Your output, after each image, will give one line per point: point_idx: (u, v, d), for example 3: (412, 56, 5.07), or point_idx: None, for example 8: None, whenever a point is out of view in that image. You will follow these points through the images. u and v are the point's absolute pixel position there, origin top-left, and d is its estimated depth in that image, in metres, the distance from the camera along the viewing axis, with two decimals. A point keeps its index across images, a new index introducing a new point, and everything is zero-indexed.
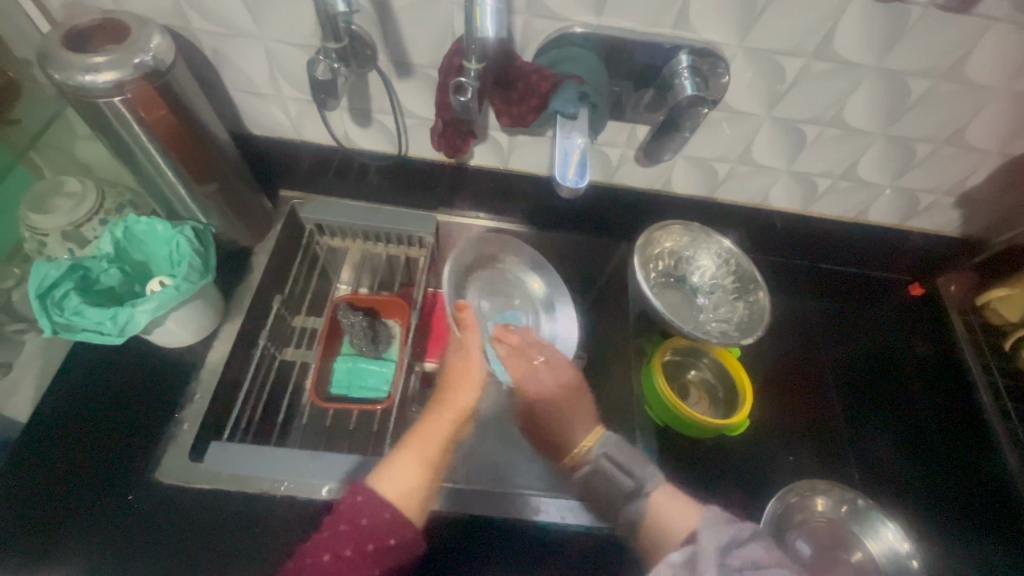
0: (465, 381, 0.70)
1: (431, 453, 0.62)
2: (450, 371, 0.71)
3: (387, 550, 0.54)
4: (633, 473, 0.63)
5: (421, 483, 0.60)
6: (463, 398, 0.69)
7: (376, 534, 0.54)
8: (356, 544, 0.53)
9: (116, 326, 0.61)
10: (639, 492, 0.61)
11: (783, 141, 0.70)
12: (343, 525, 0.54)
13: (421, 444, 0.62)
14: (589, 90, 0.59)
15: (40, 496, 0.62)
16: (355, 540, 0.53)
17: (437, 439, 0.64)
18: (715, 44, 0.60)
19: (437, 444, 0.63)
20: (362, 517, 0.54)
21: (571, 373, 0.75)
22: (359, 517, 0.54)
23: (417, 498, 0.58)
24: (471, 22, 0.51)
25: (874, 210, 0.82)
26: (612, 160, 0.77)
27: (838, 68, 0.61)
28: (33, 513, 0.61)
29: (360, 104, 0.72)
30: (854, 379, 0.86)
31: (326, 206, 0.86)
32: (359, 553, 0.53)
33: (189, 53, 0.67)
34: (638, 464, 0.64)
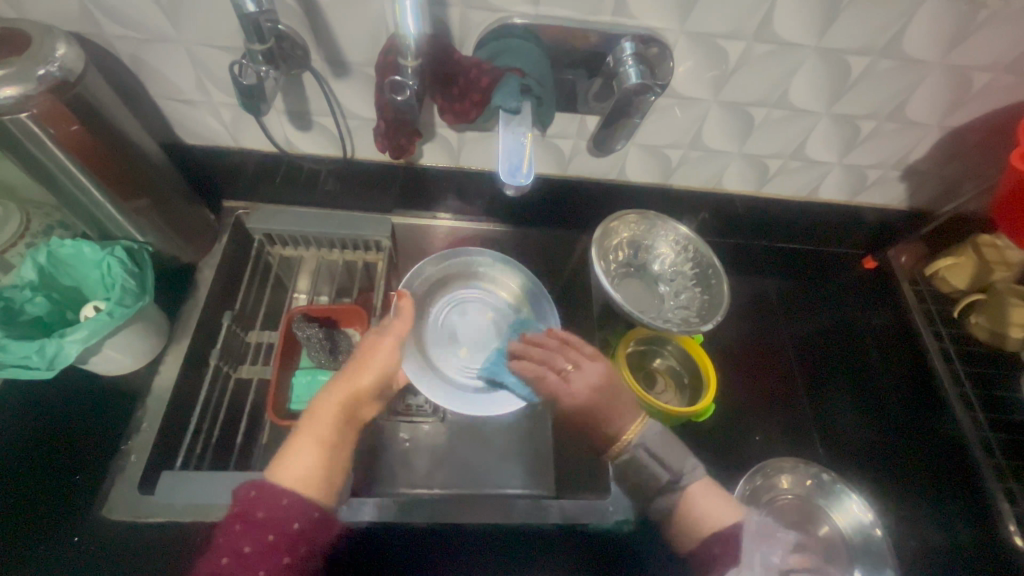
0: (372, 360, 0.61)
1: (327, 431, 0.56)
2: (360, 343, 0.63)
3: (293, 537, 0.49)
4: (668, 465, 0.62)
5: (315, 464, 0.54)
6: (368, 378, 0.59)
7: (275, 523, 0.49)
8: (261, 535, 0.48)
9: (44, 359, 0.57)
10: (674, 486, 0.62)
11: (732, 124, 0.70)
12: (236, 523, 0.48)
13: (316, 421, 0.56)
14: (531, 82, 0.56)
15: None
16: (248, 533, 0.48)
17: (331, 414, 0.57)
18: (657, 29, 0.59)
19: (329, 422, 0.56)
20: (258, 510, 0.49)
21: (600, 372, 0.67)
22: (255, 510, 0.49)
23: (320, 480, 0.53)
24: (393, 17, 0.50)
25: (825, 188, 0.83)
26: (566, 152, 0.76)
27: (780, 49, 0.61)
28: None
29: (298, 107, 0.68)
30: (813, 354, 0.88)
31: (274, 215, 0.82)
32: (257, 544, 0.48)
33: (104, 61, 0.62)
34: (676, 456, 0.63)
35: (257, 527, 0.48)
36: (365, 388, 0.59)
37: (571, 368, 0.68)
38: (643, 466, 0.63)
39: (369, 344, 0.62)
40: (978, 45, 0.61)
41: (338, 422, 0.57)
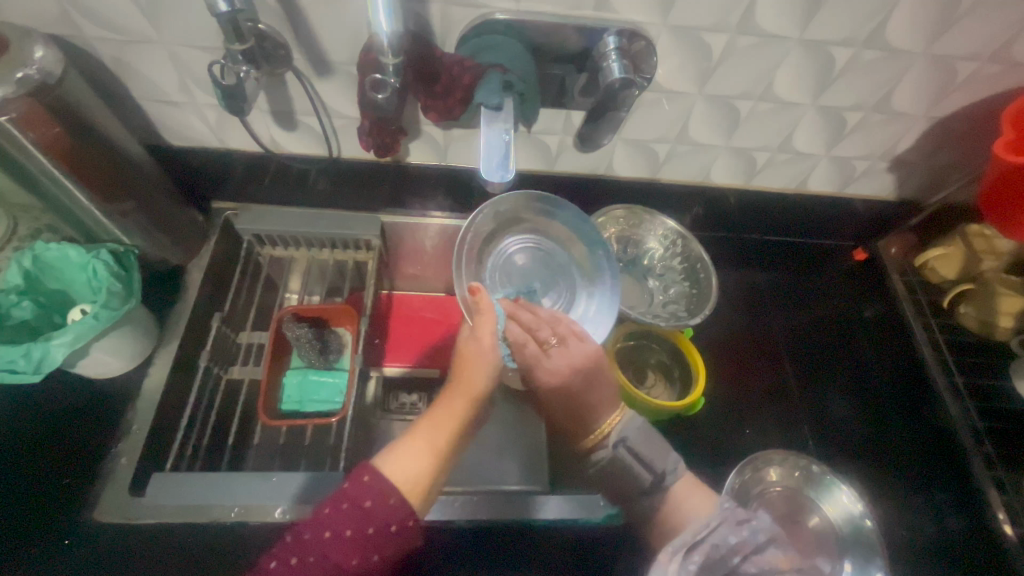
0: (475, 366, 0.58)
1: (441, 443, 0.53)
2: (460, 353, 0.61)
3: (389, 538, 0.47)
4: (653, 466, 0.62)
5: (427, 474, 0.51)
6: (477, 380, 0.58)
7: (376, 518, 0.46)
8: (355, 528, 0.46)
9: (30, 363, 0.57)
10: (658, 487, 0.61)
11: (718, 118, 0.70)
12: (343, 504, 0.46)
13: (439, 427, 0.54)
14: (513, 77, 0.56)
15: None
16: (351, 518, 0.46)
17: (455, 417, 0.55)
18: (640, 24, 0.59)
19: (446, 433, 0.54)
20: (365, 499, 0.47)
21: (587, 354, 0.65)
22: (364, 499, 0.47)
23: (426, 487, 0.51)
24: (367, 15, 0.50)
25: (813, 180, 0.83)
26: (552, 148, 0.76)
27: (764, 41, 0.60)
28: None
29: (282, 107, 0.68)
30: (805, 345, 0.87)
31: (263, 215, 0.82)
32: (360, 534, 0.46)
33: (85, 63, 0.62)
34: (658, 456, 0.62)
35: (360, 516, 0.46)
36: (478, 392, 0.57)
37: (555, 343, 0.65)
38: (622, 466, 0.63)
39: (474, 348, 0.60)
40: (962, 34, 0.61)
41: (452, 432, 0.55)
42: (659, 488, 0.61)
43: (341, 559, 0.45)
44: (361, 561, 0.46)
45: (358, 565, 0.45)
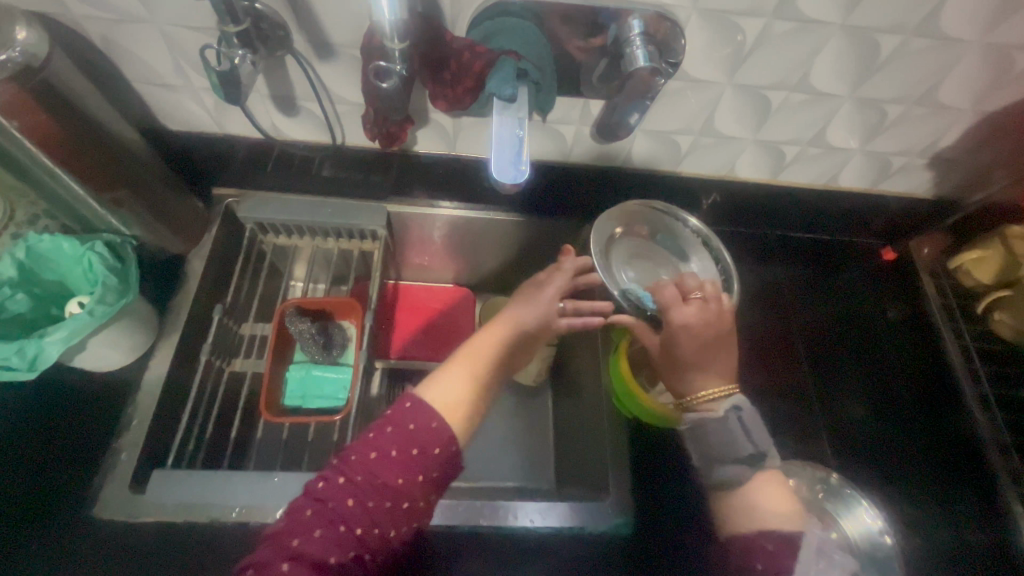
0: (524, 301, 0.63)
1: (481, 373, 0.55)
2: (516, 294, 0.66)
3: (433, 460, 0.48)
4: (754, 439, 0.55)
5: (465, 400, 0.53)
6: (526, 317, 0.61)
7: (420, 440, 0.48)
8: (401, 447, 0.47)
9: (24, 360, 0.55)
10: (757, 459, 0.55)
11: (747, 110, 0.65)
12: (388, 428, 0.48)
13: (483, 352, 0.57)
14: (528, 66, 0.52)
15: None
16: (397, 440, 0.48)
17: (489, 354, 0.57)
18: (667, 7, 0.54)
19: (485, 363, 0.56)
20: (409, 422, 0.49)
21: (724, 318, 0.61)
22: (406, 422, 0.49)
23: (462, 416, 0.52)
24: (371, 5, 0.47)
25: (844, 175, 0.78)
26: (567, 138, 0.71)
27: (802, 28, 0.55)
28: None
29: (283, 91, 0.64)
30: (826, 344, 0.84)
31: (265, 203, 0.78)
32: (403, 453, 0.47)
33: (73, 43, 0.58)
34: (759, 430, 0.56)
35: (405, 439, 0.48)
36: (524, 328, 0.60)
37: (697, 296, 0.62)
38: (725, 428, 0.56)
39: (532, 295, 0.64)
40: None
41: (491, 363, 0.57)
42: (754, 464, 0.55)
43: (389, 475, 0.46)
44: (407, 480, 0.46)
45: (405, 484, 0.46)
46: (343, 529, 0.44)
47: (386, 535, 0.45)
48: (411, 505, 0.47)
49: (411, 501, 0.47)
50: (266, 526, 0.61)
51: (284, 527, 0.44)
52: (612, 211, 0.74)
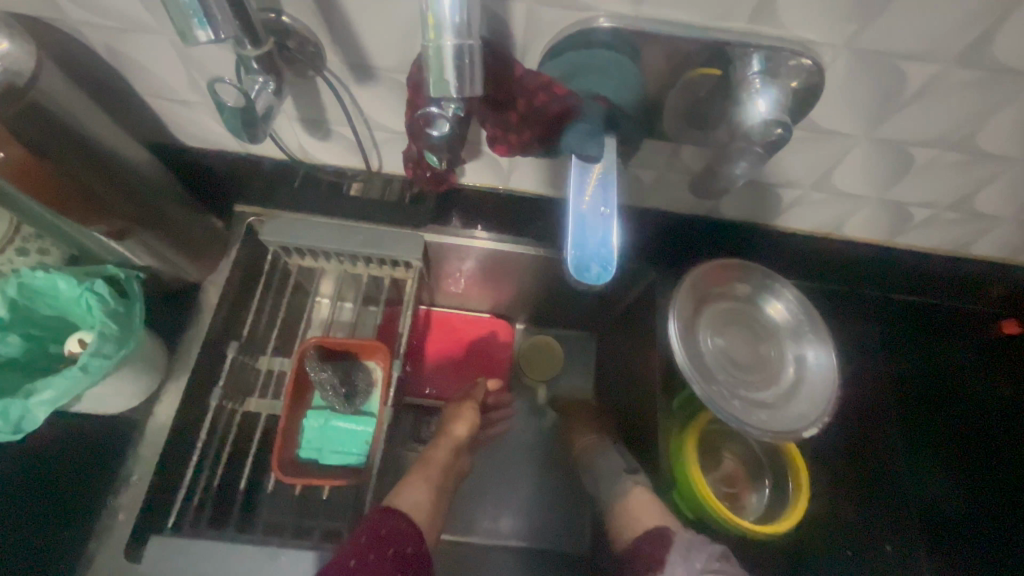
0: (462, 413, 0.68)
1: (436, 474, 0.60)
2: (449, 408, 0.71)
3: (406, 560, 0.50)
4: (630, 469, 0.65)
5: (427, 503, 0.56)
6: (461, 428, 0.66)
7: (393, 539, 0.50)
8: (376, 552, 0.49)
9: (8, 423, 0.48)
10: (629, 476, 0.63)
11: (881, 166, 0.52)
12: (361, 537, 0.50)
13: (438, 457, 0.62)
14: (619, 113, 0.41)
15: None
16: (371, 546, 0.49)
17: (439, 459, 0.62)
18: (809, 44, 0.41)
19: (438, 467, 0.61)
20: (380, 528, 0.51)
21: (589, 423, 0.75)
22: (378, 528, 0.51)
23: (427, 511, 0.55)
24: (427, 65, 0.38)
25: (980, 244, 0.64)
26: (644, 183, 0.59)
27: (988, 80, 0.41)
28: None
29: (313, 115, 0.55)
30: (926, 434, 0.70)
31: (292, 225, 0.68)
32: (380, 558, 0.48)
33: (74, 54, 0.50)
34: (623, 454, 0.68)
35: (377, 542, 0.49)
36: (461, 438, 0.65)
37: (762, 416, 0.53)
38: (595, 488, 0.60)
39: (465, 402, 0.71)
40: None
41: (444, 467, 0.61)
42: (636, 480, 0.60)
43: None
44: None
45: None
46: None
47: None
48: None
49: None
50: None
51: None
52: (693, 269, 0.59)
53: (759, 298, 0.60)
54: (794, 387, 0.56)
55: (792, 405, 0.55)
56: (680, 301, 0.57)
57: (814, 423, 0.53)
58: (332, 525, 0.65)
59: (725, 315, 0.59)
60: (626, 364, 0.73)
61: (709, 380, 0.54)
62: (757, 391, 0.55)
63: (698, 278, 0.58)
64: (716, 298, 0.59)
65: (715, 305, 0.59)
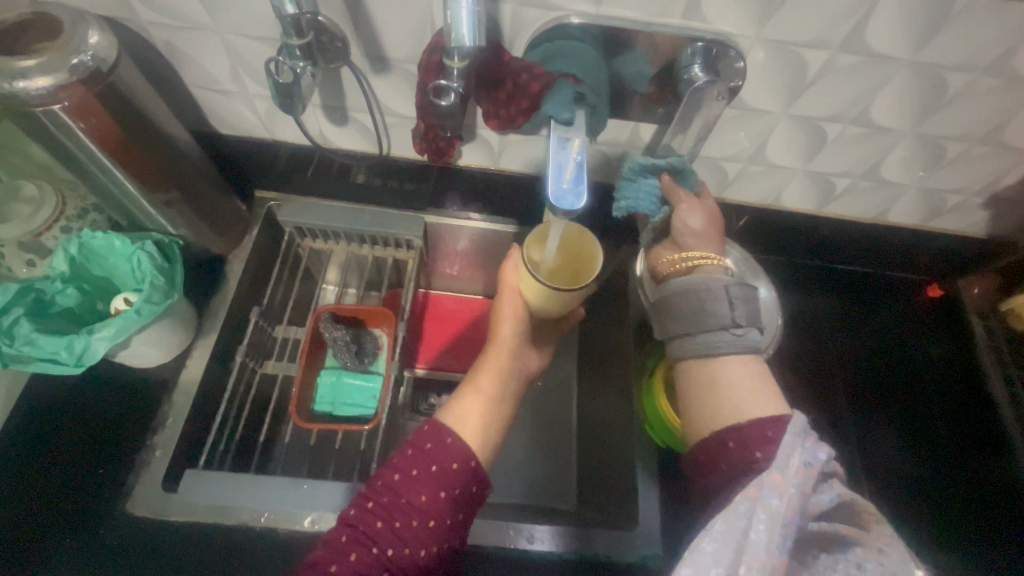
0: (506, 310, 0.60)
1: (489, 386, 0.56)
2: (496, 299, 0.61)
3: (454, 476, 0.48)
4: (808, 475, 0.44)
5: (482, 417, 0.54)
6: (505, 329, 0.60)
7: (437, 457, 0.49)
8: (419, 465, 0.48)
9: (73, 355, 0.56)
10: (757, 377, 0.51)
11: (800, 140, 0.64)
12: (408, 450, 0.49)
13: (490, 371, 0.57)
14: (585, 89, 0.52)
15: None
16: (417, 459, 0.48)
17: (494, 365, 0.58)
18: (730, 35, 0.53)
19: (493, 377, 0.57)
20: (425, 441, 0.50)
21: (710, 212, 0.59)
22: (423, 442, 0.50)
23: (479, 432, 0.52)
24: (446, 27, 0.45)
25: (895, 211, 0.76)
26: (613, 160, 0.71)
27: (868, 62, 0.54)
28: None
29: (335, 101, 0.65)
30: (866, 378, 0.80)
31: (305, 207, 0.79)
32: (424, 472, 0.48)
33: (137, 46, 0.60)
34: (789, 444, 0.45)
35: (422, 455, 0.49)
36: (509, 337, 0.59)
37: None
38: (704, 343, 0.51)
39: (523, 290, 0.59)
40: None
41: (498, 378, 0.57)
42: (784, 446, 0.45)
43: (413, 494, 0.47)
44: (430, 498, 0.47)
45: (429, 502, 0.47)
46: (376, 551, 0.45)
47: (417, 556, 0.46)
48: (438, 524, 0.47)
49: (437, 519, 0.47)
50: (292, 534, 0.61)
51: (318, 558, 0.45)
52: None
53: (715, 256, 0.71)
54: None
55: None
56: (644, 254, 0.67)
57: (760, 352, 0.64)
58: (343, 469, 0.72)
59: None
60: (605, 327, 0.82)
61: (674, 324, 0.54)
62: (735, 310, 0.51)
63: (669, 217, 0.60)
64: None
65: None
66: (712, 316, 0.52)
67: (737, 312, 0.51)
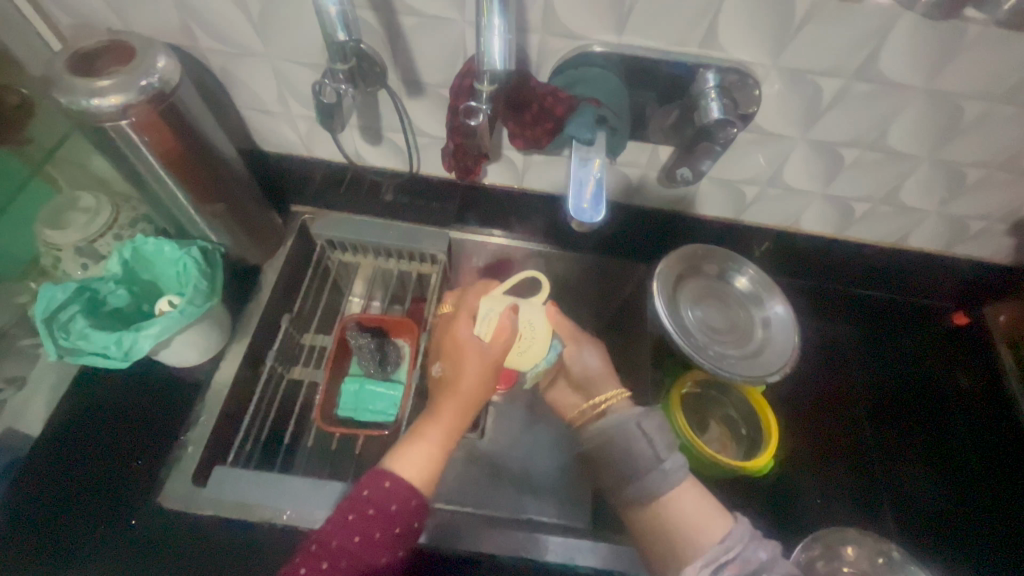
0: (471, 349, 0.62)
1: (445, 434, 0.59)
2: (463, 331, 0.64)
3: (387, 517, 0.53)
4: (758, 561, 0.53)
5: (432, 462, 0.57)
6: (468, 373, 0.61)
7: (401, 519, 0.53)
8: (383, 529, 0.52)
9: (120, 350, 0.60)
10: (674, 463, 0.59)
11: (816, 164, 0.66)
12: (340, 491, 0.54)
13: (442, 423, 0.59)
14: (607, 112, 0.56)
15: (42, 524, 0.62)
16: (381, 522, 0.52)
17: (451, 407, 0.60)
18: (746, 63, 0.55)
19: (450, 425, 0.60)
20: (390, 503, 0.53)
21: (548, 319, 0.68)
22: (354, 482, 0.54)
23: (430, 477, 0.57)
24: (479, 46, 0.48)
25: (915, 236, 0.76)
26: (632, 180, 0.74)
27: (883, 89, 0.55)
28: (33, 540, 0.61)
29: (371, 123, 0.70)
30: (888, 408, 0.79)
31: (338, 222, 0.83)
32: (355, 516, 0.52)
33: (196, 71, 0.66)
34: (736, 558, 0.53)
35: (387, 518, 0.53)
36: (483, 387, 0.61)
37: (736, 361, 0.65)
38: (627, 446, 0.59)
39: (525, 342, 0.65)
40: None
41: (455, 424, 0.60)
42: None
43: (342, 539, 0.51)
44: (360, 541, 0.51)
45: (359, 545, 0.51)
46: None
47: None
48: (368, 562, 0.52)
49: (368, 559, 0.52)
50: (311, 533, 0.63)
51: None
52: (671, 252, 0.71)
53: (735, 277, 0.72)
54: (769, 342, 0.67)
55: (762, 355, 0.66)
56: (662, 276, 0.69)
57: (780, 368, 0.65)
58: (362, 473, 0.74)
59: (706, 295, 0.71)
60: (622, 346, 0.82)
61: (668, 326, 0.64)
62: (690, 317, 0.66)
63: (668, 260, 0.70)
64: (692, 282, 0.71)
65: (695, 284, 0.71)
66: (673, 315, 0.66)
67: (658, 448, 0.58)
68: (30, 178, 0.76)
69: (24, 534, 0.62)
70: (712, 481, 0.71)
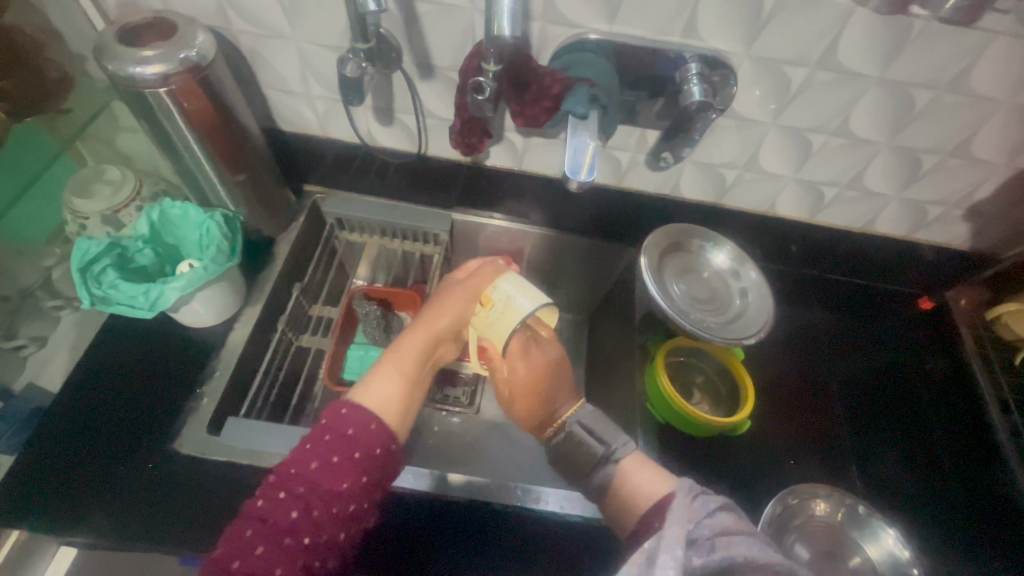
0: (449, 305, 0.65)
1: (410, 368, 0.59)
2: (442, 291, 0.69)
3: (374, 460, 0.51)
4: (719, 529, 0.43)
5: (399, 395, 0.57)
6: (444, 321, 0.65)
7: (375, 467, 0.51)
8: (364, 472, 0.50)
9: (148, 300, 0.65)
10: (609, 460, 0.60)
11: (789, 148, 0.73)
12: (326, 436, 0.50)
13: (409, 360, 0.61)
14: (598, 92, 0.62)
15: (54, 468, 0.65)
16: (363, 466, 0.50)
17: (414, 355, 0.61)
18: (723, 53, 0.62)
19: (413, 359, 0.61)
20: (373, 448, 0.51)
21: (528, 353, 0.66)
22: (344, 428, 0.51)
23: (397, 410, 0.56)
24: (489, 24, 0.54)
25: (880, 221, 0.83)
26: (622, 164, 0.80)
27: (843, 78, 0.62)
28: (45, 481, 0.64)
29: (385, 103, 0.77)
30: (858, 384, 0.84)
31: (349, 202, 0.89)
32: (346, 460, 0.50)
33: (229, 52, 0.72)
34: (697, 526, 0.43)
35: (369, 462, 0.51)
36: (443, 331, 0.64)
37: (718, 322, 0.71)
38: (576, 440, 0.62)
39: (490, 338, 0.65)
40: None
41: (419, 360, 0.61)
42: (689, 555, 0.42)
43: (333, 482, 0.48)
44: (351, 485, 0.49)
45: (349, 489, 0.49)
46: (288, 542, 0.45)
47: (335, 540, 0.48)
48: (357, 505, 0.49)
49: (355, 505, 0.49)
50: None
51: (226, 549, 0.45)
52: (655, 230, 0.78)
53: (713, 250, 0.79)
54: (747, 307, 0.74)
55: (740, 320, 0.72)
56: (648, 249, 0.75)
57: (758, 331, 0.71)
58: None
59: (686, 268, 0.77)
60: (623, 332, 0.85)
61: (655, 292, 0.70)
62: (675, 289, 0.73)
63: (656, 237, 0.77)
64: (675, 257, 0.77)
65: (678, 257, 0.77)
66: (660, 287, 0.72)
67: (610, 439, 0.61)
68: (61, 152, 0.80)
69: (43, 475, 0.64)
70: (695, 440, 0.76)
